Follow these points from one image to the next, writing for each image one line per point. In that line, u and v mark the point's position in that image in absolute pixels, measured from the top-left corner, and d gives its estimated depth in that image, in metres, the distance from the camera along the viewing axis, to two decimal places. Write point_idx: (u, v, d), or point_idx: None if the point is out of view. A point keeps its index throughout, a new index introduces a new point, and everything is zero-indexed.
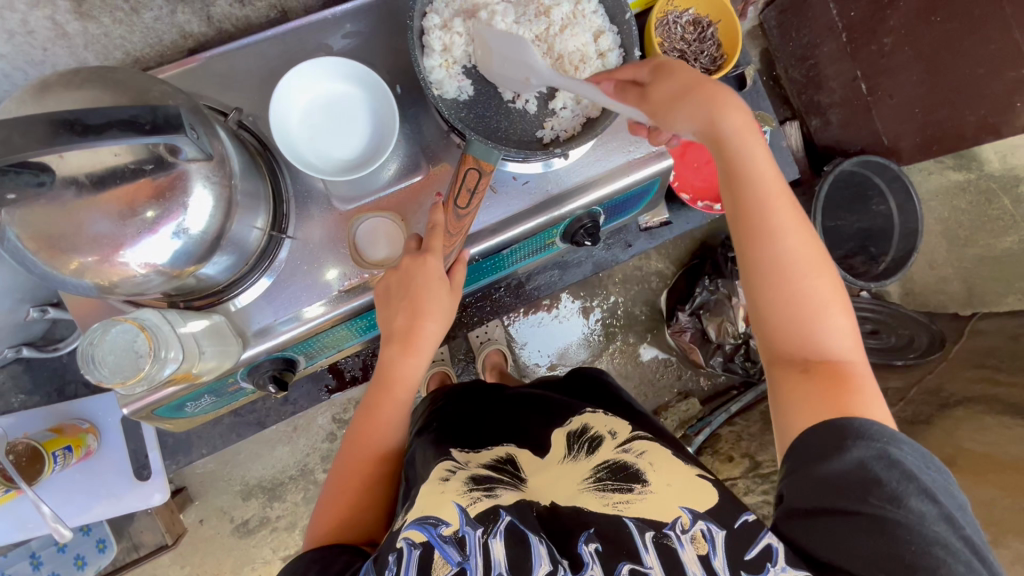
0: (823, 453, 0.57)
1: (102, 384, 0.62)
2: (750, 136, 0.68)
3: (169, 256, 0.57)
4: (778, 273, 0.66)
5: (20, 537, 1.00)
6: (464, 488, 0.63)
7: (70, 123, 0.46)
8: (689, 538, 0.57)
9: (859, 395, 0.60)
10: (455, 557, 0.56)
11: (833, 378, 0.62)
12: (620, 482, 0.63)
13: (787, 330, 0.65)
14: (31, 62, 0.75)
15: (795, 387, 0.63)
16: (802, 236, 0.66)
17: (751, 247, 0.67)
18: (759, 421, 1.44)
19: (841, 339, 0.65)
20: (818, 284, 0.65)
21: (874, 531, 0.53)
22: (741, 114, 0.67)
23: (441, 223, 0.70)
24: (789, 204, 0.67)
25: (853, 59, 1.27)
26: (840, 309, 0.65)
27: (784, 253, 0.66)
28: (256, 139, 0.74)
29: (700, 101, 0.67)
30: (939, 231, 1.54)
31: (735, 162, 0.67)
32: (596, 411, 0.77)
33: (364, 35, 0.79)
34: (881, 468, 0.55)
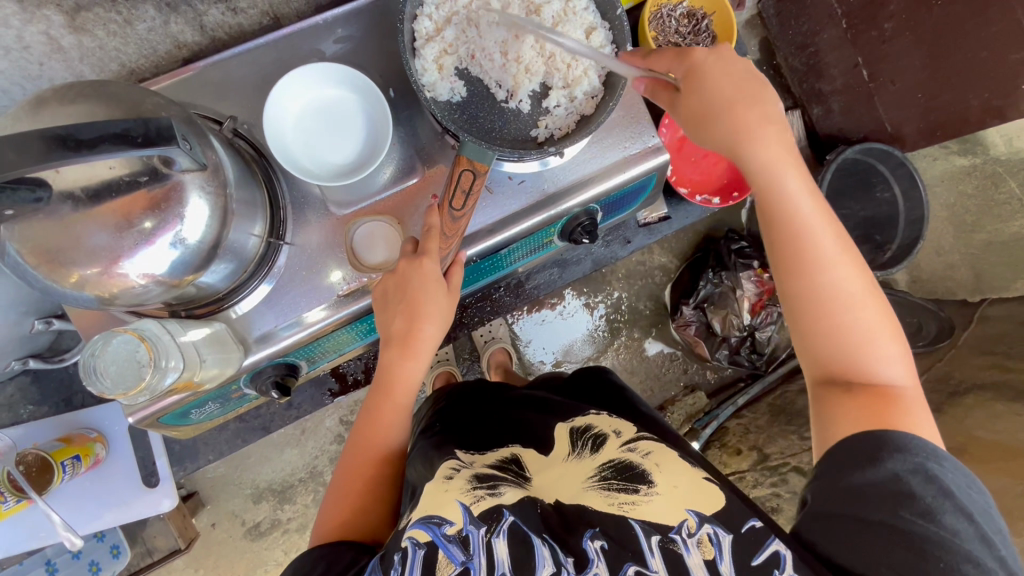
0: (856, 463, 0.57)
1: (105, 395, 0.63)
2: (786, 152, 0.65)
3: (167, 266, 0.58)
4: (825, 293, 0.63)
5: (33, 545, 1.02)
6: (467, 487, 0.63)
7: (63, 139, 0.47)
8: (695, 543, 0.57)
9: (907, 418, 0.59)
10: (459, 556, 0.56)
11: (881, 400, 0.60)
12: (624, 482, 0.63)
13: (833, 350, 0.63)
14: (28, 77, 0.76)
15: (838, 408, 0.62)
16: (849, 254, 0.64)
17: (792, 266, 0.64)
18: (767, 413, 1.44)
19: (889, 356, 0.62)
20: (866, 304, 0.63)
21: (900, 541, 0.53)
22: (775, 127, 0.65)
23: (436, 225, 0.70)
24: (831, 221, 0.65)
25: (853, 46, 1.25)
26: (884, 325, 0.63)
27: (830, 272, 0.63)
28: (251, 146, 0.74)
29: (729, 117, 0.64)
30: (946, 217, 1.52)
31: (766, 181, 0.65)
32: (600, 412, 0.77)
33: (356, 39, 0.79)
34: (918, 483, 0.55)
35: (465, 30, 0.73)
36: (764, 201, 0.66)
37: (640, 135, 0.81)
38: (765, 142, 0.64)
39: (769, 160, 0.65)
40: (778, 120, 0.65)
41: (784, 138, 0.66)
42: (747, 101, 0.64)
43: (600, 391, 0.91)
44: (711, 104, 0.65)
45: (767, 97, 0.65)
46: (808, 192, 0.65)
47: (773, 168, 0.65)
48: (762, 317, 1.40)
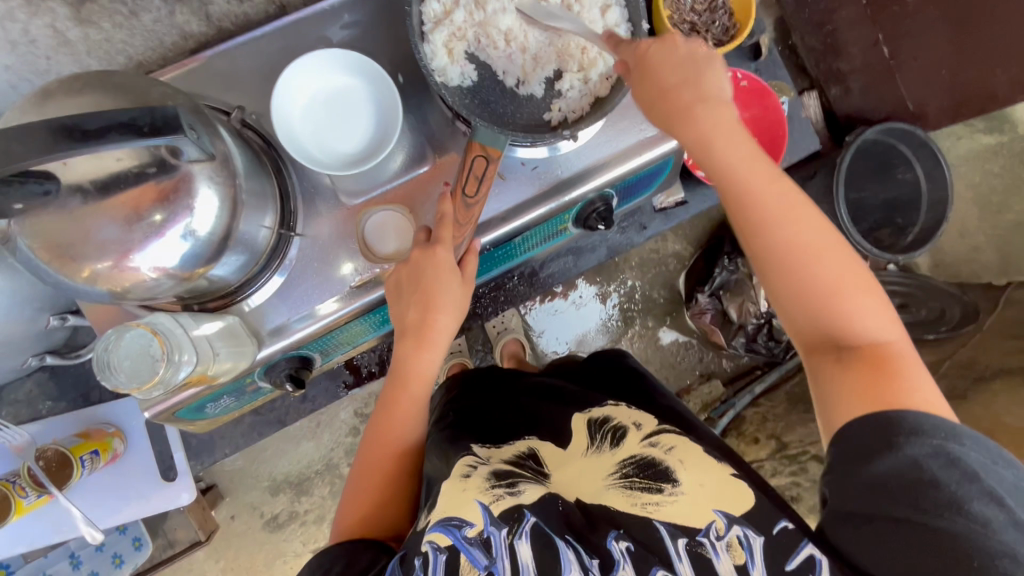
0: (874, 449, 0.54)
1: (120, 389, 0.62)
2: (732, 124, 0.62)
3: (178, 259, 0.57)
4: (796, 265, 0.60)
5: (55, 538, 1.03)
6: (487, 485, 0.62)
7: (70, 129, 0.46)
8: (725, 546, 0.56)
9: (904, 381, 0.56)
10: (482, 560, 0.56)
11: (874, 365, 0.58)
12: (647, 480, 0.61)
13: (817, 320, 0.61)
14: (36, 71, 0.76)
15: (832, 380, 0.59)
16: (810, 216, 0.61)
17: (757, 244, 0.62)
18: (785, 402, 1.42)
19: (875, 321, 0.60)
20: (840, 264, 0.60)
21: (928, 542, 0.52)
22: (721, 96, 0.62)
23: (449, 213, 0.68)
24: (787, 186, 0.62)
25: (874, 22, 1.21)
26: (864, 290, 0.60)
27: (798, 240, 0.60)
28: (259, 137, 0.73)
29: (675, 104, 0.61)
30: (971, 197, 1.48)
31: (719, 165, 0.61)
32: (619, 403, 0.74)
33: (363, 25, 0.77)
34: (940, 468, 0.52)
35: (474, 11, 0.71)
36: (719, 185, 0.62)
37: None
38: (715, 119, 0.61)
39: (718, 140, 0.61)
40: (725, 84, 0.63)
41: (729, 104, 0.62)
42: (691, 78, 0.62)
43: (615, 378, 0.89)
44: (658, 91, 0.61)
45: (709, 61, 0.63)
46: (757, 161, 0.62)
47: (723, 147, 0.61)
48: None
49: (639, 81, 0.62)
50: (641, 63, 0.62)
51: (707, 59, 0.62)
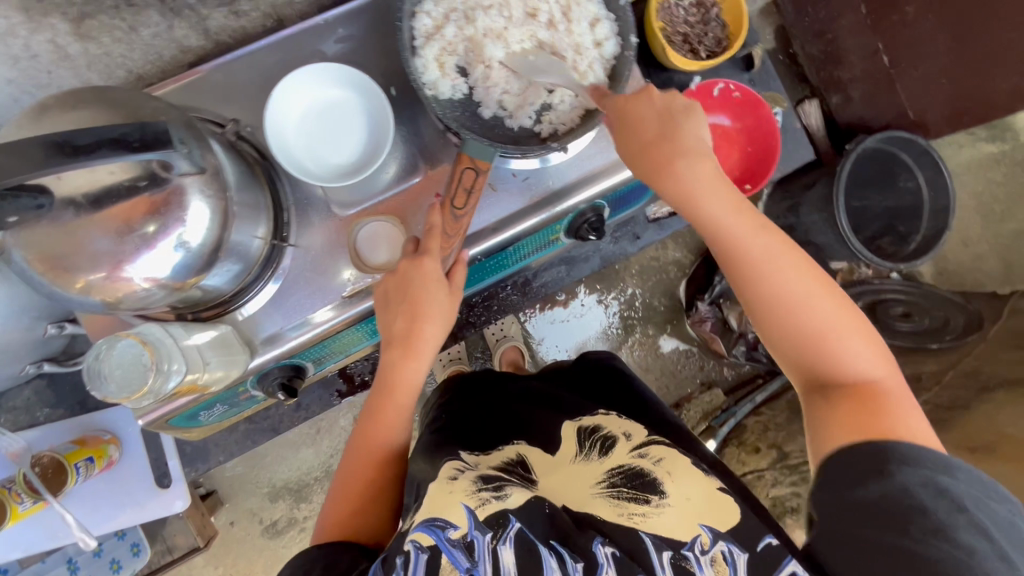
0: (863, 475, 0.57)
1: (109, 399, 0.63)
2: (714, 178, 0.66)
3: (169, 270, 0.58)
4: (785, 309, 0.65)
5: (51, 545, 1.04)
6: (472, 489, 0.62)
7: (60, 144, 0.47)
8: (708, 561, 0.56)
9: (890, 416, 0.60)
10: (464, 562, 0.55)
11: (860, 401, 0.62)
12: (635, 491, 0.61)
13: (807, 360, 0.65)
14: (37, 85, 0.77)
15: (822, 414, 0.64)
16: (797, 265, 0.65)
17: (747, 291, 0.66)
18: (786, 411, 1.39)
19: (864, 360, 0.63)
20: (829, 307, 0.64)
21: (906, 559, 0.52)
22: (699, 151, 0.65)
23: (438, 224, 0.69)
24: (770, 235, 0.66)
25: (873, 32, 1.21)
26: (853, 330, 0.64)
27: (786, 288, 0.65)
28: (254, 149, 0.74)
29: (658, 160, 0.64)
30: (973, 206, 1.47)
31: (703, 217, 0.66)
32: (610, 413, 0.76)
33: (357, 39, 0.78)
34: (927, 497, 0.54)
35: (464, 26, 0.72)
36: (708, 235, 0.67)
37: None
38: (694, 175, 0.65)
39: (702, 195, 0.65)
40: (701, 137, 0.66)
41: (709, 158, 0.66)
42: (669, 132, 0.65)
43: (607, 387, 0.90)
44: (640, 145, 0.65)
45: (686, 116, 0.66)
46: (742, 213, 0.66)
47: (707, 201, 0.65)
48: None
49: (626, 132, 0.65)
50: (625, 119, 0.65)
51: (684, 112, 0.66)
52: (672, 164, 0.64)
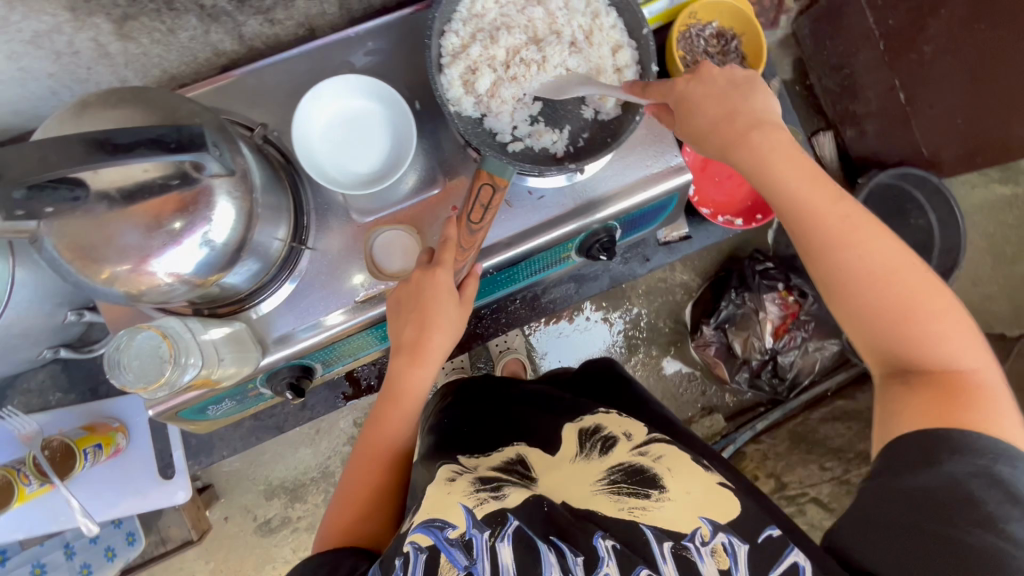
0: (913, 464, 0.56)
1: (126, 388, 0.64)
2: (789, 146, 0.63)
3: (193, 266, 0.60)
4: (865, 280, 0.61)
5: (53, 528, 1.05)
6: (470, 490, 0.63)
7: (102, 142, 0.49)
8: (709, 552, 0.56)
9: (979, 412, 0.56)
10: (462, 561, 0.55)
11: (945, 387, 0.58)
12: (634, 486, 0.62)
13: (885, 343, 0.61)
14: (76, 79, 0.81)
15: (900, 404, 0.60)
16: (873, 229, 0.62)
17: (820, 265, 0.63)
18: (787, 440, 1.43)
19: (952, 346, 0.60)
20: (910, 283, 0.61)
21: (961, 554, 0.51)
22: (774, 123, 0.64)
23: (454, 237, 0.70)
24: (848, 204, 0.63)
25: (891, 68, 1.23)
26: (940, 312, 0.60)
27: (861, 260, 0.61)
28: (279, 153, 0.76)
29: (729, 136, 0.63)
30: (984, 246, 1.47)
31: (776, 188, 0.63)
32: (609, 411, 0.77)
33: (386, 52, 0.81)
34: (981, 488, 0.53)
35: (489, 43, 0.74)
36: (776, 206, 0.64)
37: (662, 155, 0.81)
38: (770, 145, 0.63)
39: (775, 164, 0.63)
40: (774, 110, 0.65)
41: (784, 131, 0.64)
42: (737, 108, 0.63)
43: (606, 390, 0.92)
44: (711, 125, 0.64)
45: (753, 88, 0.65)
46: (818, 183, 0.63)
47: (780, 172, 0.63)
48: (785, 341, 1.38)
49: (682, 121, 0.65)
50: (680, 104, 0.65)
51: (754, 89, 0.65)
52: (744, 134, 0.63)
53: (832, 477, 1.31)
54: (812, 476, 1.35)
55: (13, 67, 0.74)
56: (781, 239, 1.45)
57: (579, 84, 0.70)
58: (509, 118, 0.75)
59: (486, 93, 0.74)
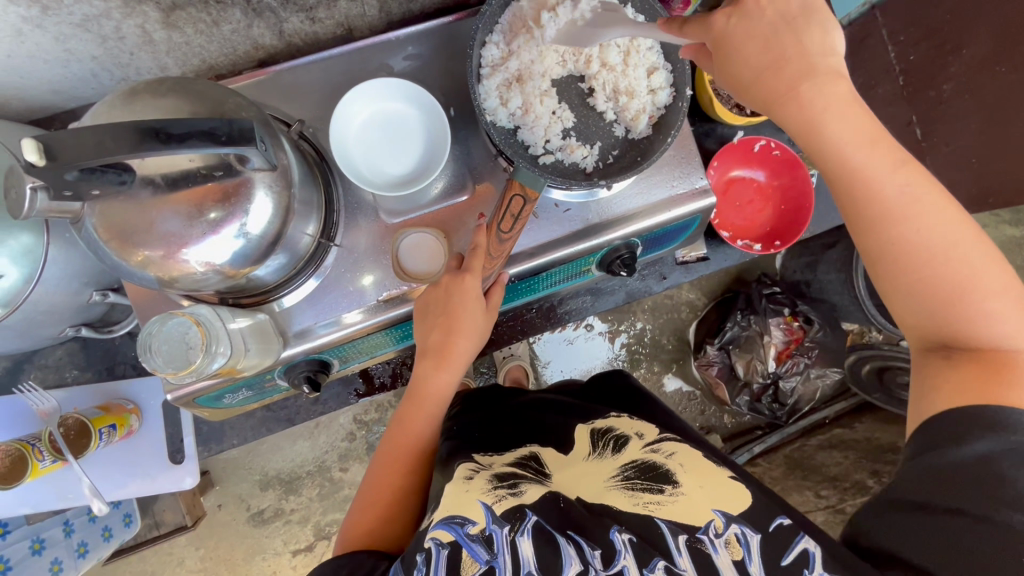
0: (941, 441, 0.56)
1: (156, 372, 0.65)
2: (846, 102, 0.56)
3: (228, 255, 0.61)
4: (917, 252, 0.59)
5: (59, 505, 1.06)
6: (488, 487, 0.66)
7: (156, 131, 0.50)
8: (722, 543, 0.58)
9: (1020, 392, 0.55)
10: (484, 555, 0.58)
11: (990, 364, 0.57)
12: (648, 482, 0.65)
13: (934, 315, 0.60)
14: (118, 64, 0.82)
15: (938, 378, 0.60)
16: (930, 200, 0.58)
17: (869, 235, 0.60)
18: (782, 465, 1.41)
19: (1002, 322, 0.58)
20: (965, 254, 0.58)
21: (989, 533, 0.51)
22: (834, 71, 0.55)
23: (483, 244, 0.73)
24: (908, 170, 0.59)
25: (908, 103, 1.21)
26: (993, 287, 0.58)
27: (915, 232, 0.58)
28: (313, 148, 0.77)
29: (777, 88, 0.55)
30: None
31: (826, 154, 0.58)
32: (621, 415, 0.81)
33: (424, 57, 0.82)
34: (1011, 466, 0.53)
35: (532, 55, 0.75)
36: (826, 171, 0.60)
37: (688, 176, 0.83)
38: (824, 100, 0.55)
39: (829, 124, 0.56)
40: (836, 49, 0.55)
41: (843, 80, 0.56)
42: (789, 50, 0.54)
43: (619, 396, 0.93)
44: (755, 76, 0.55)
45: (810, 21, 0.54)
46: (877, 146, 0.58)
47: (834, 133, 0.57)
48: (787, 367, 1.38)
49: (720, 66, 0.57)
50: (718, 46, 0.56)
51: (814, 23, 0.54)
52: (794, 91, 0.55)
53: (827, 504, 1.21)
54: (806, 502, 1.26)
55: (60, 47, 0.76)
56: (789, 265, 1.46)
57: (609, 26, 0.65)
58: (541, 131, 0.76)
59: (523, 106, 0.76)
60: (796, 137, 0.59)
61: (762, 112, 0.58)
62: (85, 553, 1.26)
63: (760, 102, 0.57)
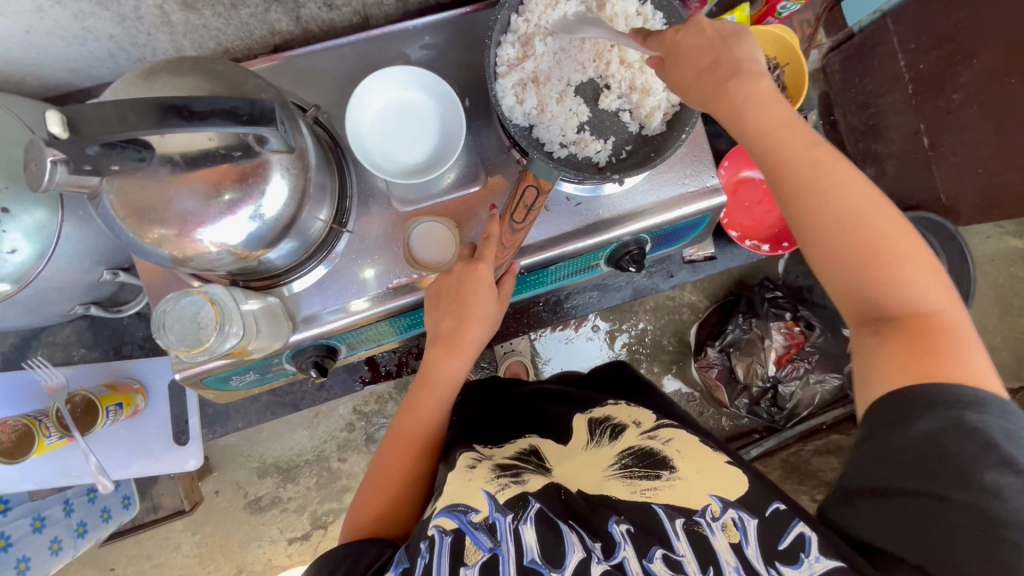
0: (887, 424, 0.55)
1: (169, 349, 0.66)
2: (765, 94, 0.60)
3: (242, 237, 0.61)
4: (839, 223, 0.58)
5: (63, 483, 1.06)
6: (491, 476, 0.67)
7: (178, 108, 0.50)
8: (720, 526, 0.60)
9: (947, 361, 0.54)
10: (487, 543, 0.58)
11: (916, 336, 0.56)
12: (646, 469, 0.66)
13: (858, 287, 0.58)
14: (135, 44, 0.82)
15: (874, 356, 0.58)
16: (847, 175, 0.59)
17: (792, 209, 0.60)
18: (779, 469, 1.45)
19: (920, 293, 0.57)
20: (887, 226, 0.58)
21: (945, 512, 0.52)
22: (753, 69, 0.60)
23: (496, 234, 0.73)
24: (821, 148, 0.60)
25: (917, 112, 1.25)
26: (911, 259, 0.58)
27: (835, 203, 0.58)
28: (328, 134, 0.78)
29: (703, 77, 0.60)
30: (993, 296, 1.49)
31: (747, 134, 0.61)
32: (618, 403, 0.81)
33: (440, 47, 0.82)
34: (955, 441, 0.52)
35: (552, 59, 0.76)
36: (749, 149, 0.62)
37: (699, 174, 0.83)
38: (744, 90, 0.60)
39: (749, 110, 0.60)
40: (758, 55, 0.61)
41: (763, 77, 0.61)
42: (721, 56, 0.61)
43: (618, 386, 0.94)
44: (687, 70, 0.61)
45: (742, 39, 0.62)
46: (792, 130, 0.60)
47: (754, 116, 0.60)
48: (787, 371, 1.39)
49: (670, 69, 0.63)
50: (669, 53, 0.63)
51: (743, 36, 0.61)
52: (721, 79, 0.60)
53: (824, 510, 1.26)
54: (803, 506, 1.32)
55: (78, 25, 0.76)
56: (792, 269, 1.46)
57: (586, 24, 0.73)
58: (557, 129, 0.76)
59: (539, 106, 0.76)
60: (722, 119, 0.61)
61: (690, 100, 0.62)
62: (84, 534, 1.26)
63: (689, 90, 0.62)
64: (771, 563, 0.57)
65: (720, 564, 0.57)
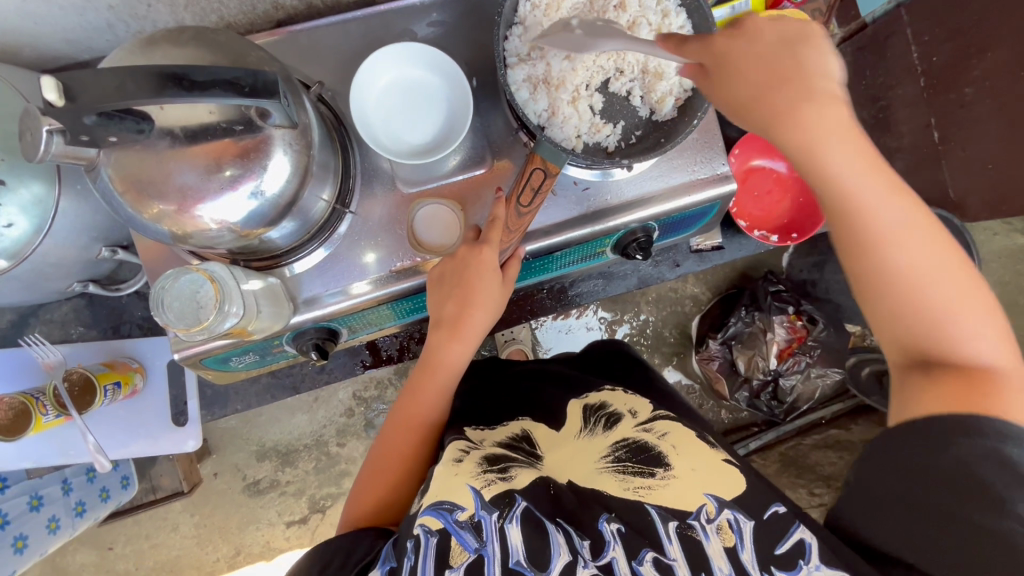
0: (923, 446, 0.57)
1: (168, 326, 0.64)
2: (848, 129, 0.55)
3: (242, 216, 0.60)
4: (902, 272, 0.58)
5: (60, 462, 1.05)
6: (477, 471, 0.65)
7: (179, 78, 0.49)
8: (714, 529, 0.59)
9: (1002, 406, 0.55)
10: (472, 543, 0.58)
11: (972, 381, 0.56)
12: (640, 465, 0.65)
13: (916, 332, 0.58)
14: (135, 16, 0.80)
15: (915, 386, 0.59)
16: (916, 224, 0.57)
17: (857, 255, 0.59)
18: (776, 462, 1.44)
19: (981, 342, 0.57)
20: (947, 276, 0.57)
21: (969, 534, 0.54)
22: (834, 94, 0.54)
23: (502, 217, 0.72)
24: (896, 194, 0.57)
25: (928, 105, 1.21)
26: (973, 308, 0.57)
27: (901, 254, 0.57)
28: (332, 113, 0.76)
29: (774, 106, 0.54)
30: (998, 294, 1.48)
31: (819, 174, 0.57)
32: (615, 388, 0.79)
33: (448, 25, 0.80)
34: (988, 470, 0.54)
35: (566, 63, 0.73)
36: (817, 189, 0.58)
37: (710, 161, 0.81)
38: (821, 120, 0.54)
39: (825, 147, 0.55)
40: (834, 73, 0.54)
41: (841, 100, 0.54)
42: (790, 70, 0.54)
43: (612, 366, 0.93)
44: (751, 94, 0.55)
45: (810, 47, 0.54)
46: (870, 170, 0.56)
47: (830, 156, 0.55)
48: (788, 365, 1.37)
49: (716, 87, 0.57)
50: (720, 63, 0.56)
51: (812, 45, 0.54)
52: (794, 108, 0.54)
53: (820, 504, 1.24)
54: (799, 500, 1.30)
55: None
56: (796, 263, 1.44)
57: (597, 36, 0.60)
58: (571, 128, 0.74)
59: (550, 108, 0.74)
60: (793, 156, 0.57)
61: (757, 130, 0.57)
62: (82, 513, 1.26)
63: (757, 120, 0.56)
64: (765, 567, 0.56)
65: (713, 570, 0.55)
